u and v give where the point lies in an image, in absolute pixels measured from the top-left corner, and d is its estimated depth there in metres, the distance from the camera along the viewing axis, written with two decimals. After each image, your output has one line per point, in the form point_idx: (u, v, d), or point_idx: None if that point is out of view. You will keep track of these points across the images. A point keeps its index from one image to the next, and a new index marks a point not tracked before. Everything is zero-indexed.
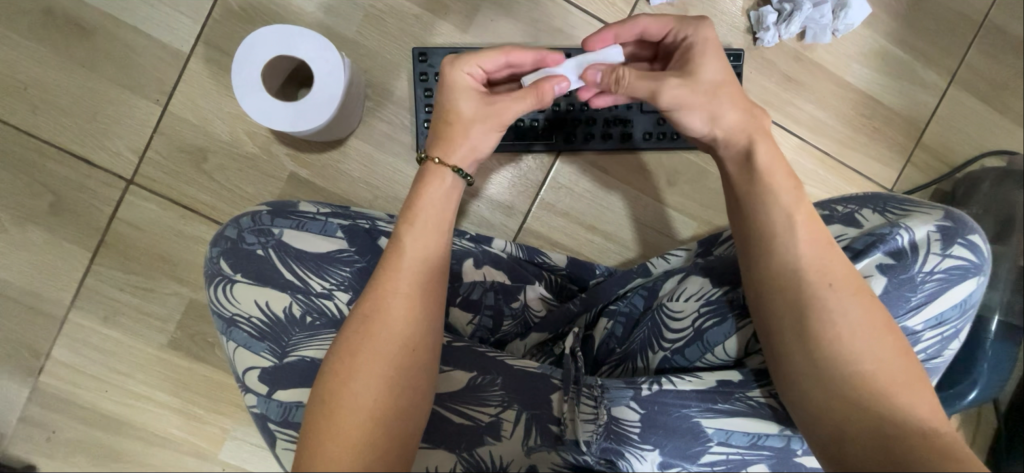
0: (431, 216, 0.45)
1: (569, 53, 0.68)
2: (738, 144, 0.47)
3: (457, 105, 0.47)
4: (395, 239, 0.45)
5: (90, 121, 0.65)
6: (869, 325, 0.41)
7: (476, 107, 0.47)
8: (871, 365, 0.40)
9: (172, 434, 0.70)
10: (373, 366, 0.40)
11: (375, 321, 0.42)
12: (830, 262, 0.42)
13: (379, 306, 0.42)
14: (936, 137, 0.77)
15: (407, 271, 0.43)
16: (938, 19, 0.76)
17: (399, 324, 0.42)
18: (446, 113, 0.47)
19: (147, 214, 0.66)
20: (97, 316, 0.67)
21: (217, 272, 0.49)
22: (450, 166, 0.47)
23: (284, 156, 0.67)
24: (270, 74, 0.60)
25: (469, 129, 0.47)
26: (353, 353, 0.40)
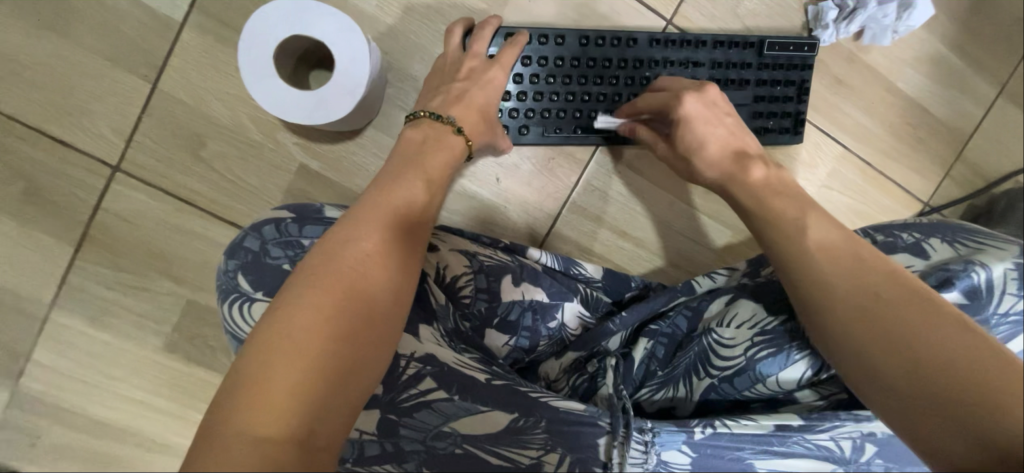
0: (423, 167, 0.48)
1: (634, 37, 0.61)
2: (732, 173, 0.54)
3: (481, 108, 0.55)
4: (386, 184, 0.45)
5: (66, 97, 0.57)
6: (911, 299, 0.39)
7: (489, 101, 0.56)
8: (925, 341, 0.37)
9: (171, 440, 0.65)
10: (338, 280, 0.37)
11: (362, 246, 0.39)
12: (853, 248, 0.43)
13: (374, 241, 0.40)
14: (978, 151, 0.74)
15: (395, 205, 0.43)
16: (996, 24, 0.71)
17: (378, 246, 0.40)
18: (462, 93, 0.54)
19: (136, 205, 0.59)
20: (82, 316, 0.61)
21: (233, 288, 0.43)
22: (468, 140, 0.53)
23: (292, 145, 0.60)
24: (284, 56, 0.52)
25: (484, 116, 0.55)
26: (323, 269, 0.38)
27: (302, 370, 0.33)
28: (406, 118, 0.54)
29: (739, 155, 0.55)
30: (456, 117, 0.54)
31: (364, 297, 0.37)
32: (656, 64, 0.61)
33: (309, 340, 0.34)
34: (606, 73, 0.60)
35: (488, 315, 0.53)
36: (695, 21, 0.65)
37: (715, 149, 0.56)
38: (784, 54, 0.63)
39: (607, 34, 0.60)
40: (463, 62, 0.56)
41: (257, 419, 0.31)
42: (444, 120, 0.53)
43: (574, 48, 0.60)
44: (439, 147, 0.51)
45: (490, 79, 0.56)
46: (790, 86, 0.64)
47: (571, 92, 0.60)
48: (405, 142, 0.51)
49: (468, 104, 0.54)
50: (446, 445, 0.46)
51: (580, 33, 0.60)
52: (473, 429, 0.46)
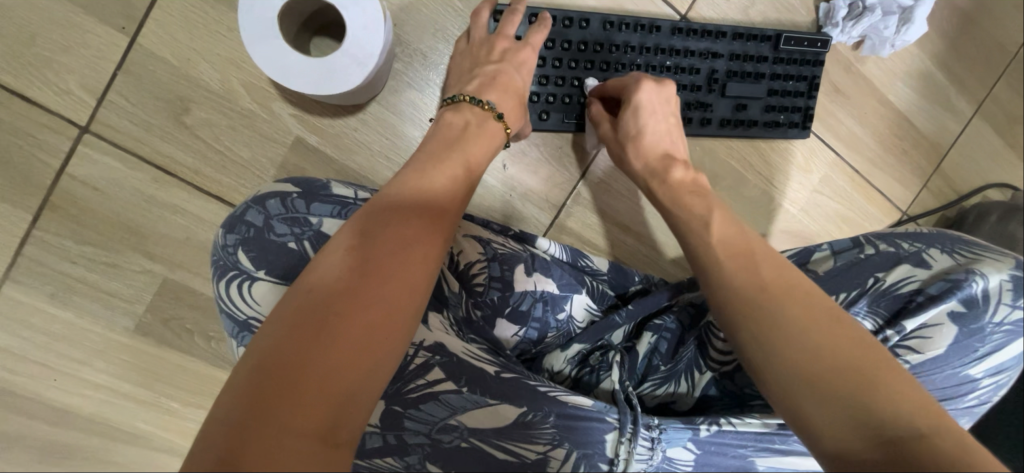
0: (455, 153, 0.46)
1: (658, 25, 0.61)
2: (654, 169, 0.56)
3: (519, 91, 0.55)
4: (419, 168, 0.44)
5: (27, 46, 0.50)
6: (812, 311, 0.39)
7: (524, 82, 0.55)
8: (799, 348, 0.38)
9: (140, 429, 0.61)
10: (354, 260, 0.35)
11: (385, 229, 0.38)
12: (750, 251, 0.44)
13: (383, 223, 0.38)
14: (953, 165, 0.78)
15: (423, 190, 0.42)
16: (978, 44, 0.75)
17: (400, 229, 0.38)
18: (497, 74, 0.53)
19: (108, 173, 0.54)
20: (39, 293, 0.55)
21: (233, 265, 0.40)
22: (504, 126, 0.52)
23: (289, 117, 0.56)
24: (289, 19, 0.49)
25: (518, 100, 0.54)
26: (344, 249, 0.36)
27: (284, 351, 0.30)
28: (445, 102, 0.52)
29: (668, 156, 0.57)
30: (494, 102, 0.52)
31: (361, 276, 0.34)
32: (677, 53, 0.62)
33: (297, 321, 0.32)
34: (627, 60, 0.61)
35: (500, 304, 0.51)
36: (708, 18, 0.65)
37: (649, 142, 0.57)
38: (799, 50, 0.65)
39: (631, 19, 0.60)
40: (493, 42, 0.55)
41: (241, 401, 0.28)
42: (484, 104, 0.52)
43: (598, 33, 0.59)
44: (480, 133, 0.50)
45: (522, 61, 0.55)
46: (802, 80, 0.66)
47: (593, 75, 0.60)
48: (446, 126, 0.49)
49: (504, 86, 0.53)
50: (451, 438, 0.44)
51: (605, 18, 0.59)
52: (480, 422, 0.44)
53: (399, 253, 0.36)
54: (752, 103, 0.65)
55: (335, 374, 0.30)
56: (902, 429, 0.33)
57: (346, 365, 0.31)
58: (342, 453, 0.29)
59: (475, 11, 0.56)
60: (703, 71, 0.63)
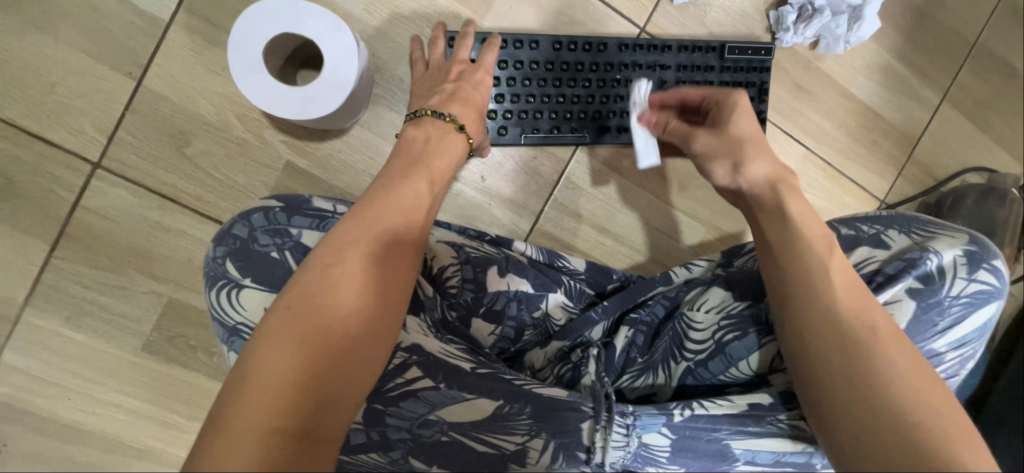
0: (428, 169, 0.49)
1: (605, 42, 0.66)
2: (782, 173, 0.51)
3: (480, 105, 0.58)
4: (396, 182, 0.47)
5: (47, 94, 0.57)
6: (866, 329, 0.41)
7: (483, 98, 0.58)
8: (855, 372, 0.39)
9: (148, 444, 0.64)
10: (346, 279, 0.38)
11: (371, 248, 0.40)
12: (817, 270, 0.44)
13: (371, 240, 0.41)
14: (926, 152, 0.80)
15: (404, 208, 0.45)
16: (935, 36, 0.78)
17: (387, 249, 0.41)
18: (456, 91, 0.57)
19: (117, 203, 0.59)
20: (56, 317, 0.59)
21: (221, 274, 0.44)
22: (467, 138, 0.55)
23: (279, 143, 0.61)
24: (274, 53, 0.54)
25: (479, 115, 0.58)
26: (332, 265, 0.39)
27: (306, 387, 0.34)
28: (406, 117, 0.55)
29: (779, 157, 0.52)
30: (456, 114, 0.55)
31: (366, 310, 0.38)
32: (626, 67, 0.66)
33: (311, 358, 0.34)
34: (578, 76, 0.65)
35: (474, 304, 0.54)
36: (667, 29, 0.70)
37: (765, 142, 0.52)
38: (743, 58, 0.69)
39: (580, 39, 0.65)
40: (449, 66, 0.59)
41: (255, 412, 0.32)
42: (446, 117, 0.54)
43: (549, 52, 0.64)
44: (440, 146, 0.53)
45: (478, 81, 0.59)
46: (752, 86, 0.70)
47: (549, 92, 0.64)
48: (409, 141, 0.52)
49: (464, 101, 0.56)
50: (432, 433, 0.47)
51: (555, 38, 0.64)
52: (459, 416, 0.46)
53: (398, 285, 0.40)
54: None
55: (332, 386, 0.34)
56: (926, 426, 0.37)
57: (342, 378, 0.35)
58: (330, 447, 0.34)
59: (433, 38, 0.60)
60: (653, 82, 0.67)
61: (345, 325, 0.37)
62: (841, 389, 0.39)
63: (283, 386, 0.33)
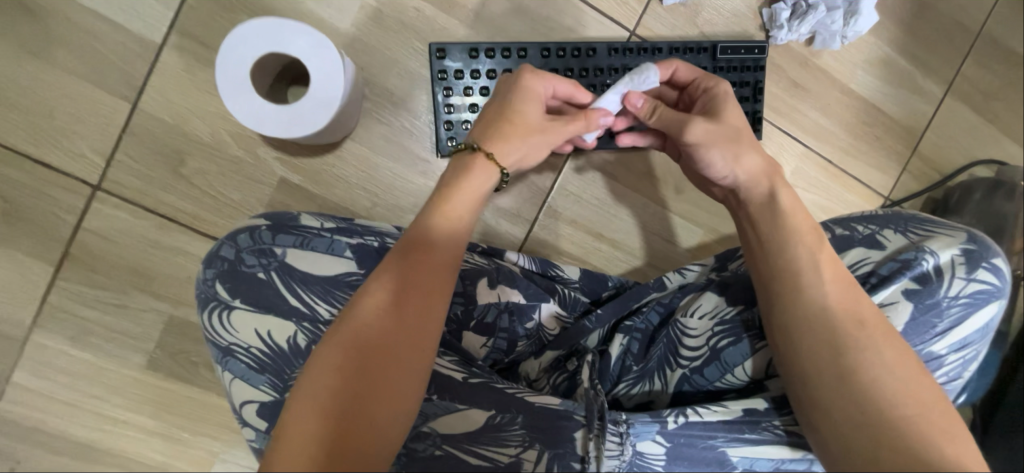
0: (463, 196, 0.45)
1: (594, 47, 0.65)
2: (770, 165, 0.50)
3: (524, 111, 0.48)
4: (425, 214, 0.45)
5: (47, 119, 0.58)
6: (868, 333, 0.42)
7: (522, 110, 0.48)
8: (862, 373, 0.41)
9: (154, 459, 0.65)
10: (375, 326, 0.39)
11: (399, 293, 0.40)
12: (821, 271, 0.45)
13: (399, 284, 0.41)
14: (932, 146, 0.78)
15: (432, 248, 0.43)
16: (938, 27, 0.76)
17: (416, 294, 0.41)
18: (486, 111, 0.49)
19: (117, 224, 0.60)
20: (62, 336, 0.61)
21: (213, 296, 0.47)
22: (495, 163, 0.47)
23: (272, 160, 0.62)
24: (262, 72, 0.55)
25: (517, 126, 0.48)
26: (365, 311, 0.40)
27: (337, 436, 0.35)
28: None
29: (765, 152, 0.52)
30: (475, 138, 0.47)
31: (398, 336, 0.39)
32: (616, 71, 0.66)
33: (343, 404, 0.36)
34: (568, 82, 0.65)
35: (464, 318, 0.54)
36: (658, 31, 0.69)
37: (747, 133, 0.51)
38: (737, 58, 0.68)
39: (568, 45, 0.65)
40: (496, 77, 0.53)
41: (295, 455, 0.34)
42: (466, 145, 0.47)
43: (538, 60, 0.64)
44: (463, 174, 0.46)
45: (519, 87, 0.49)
46: (746, 86, 0.69)
47: None
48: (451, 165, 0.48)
49: (493, 120, 0.48)
50: (425, 447, 0.47)
51: (543, 46, 0.64)
52: (451, 428, 0.47)
53: (428, 308, 0.41)
54: None
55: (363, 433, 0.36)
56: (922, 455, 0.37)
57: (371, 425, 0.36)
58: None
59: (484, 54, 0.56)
60: None
61: (377, 374, 0.38)
62: (835, 408, 0.40)
63: (329, 410, 0.36)
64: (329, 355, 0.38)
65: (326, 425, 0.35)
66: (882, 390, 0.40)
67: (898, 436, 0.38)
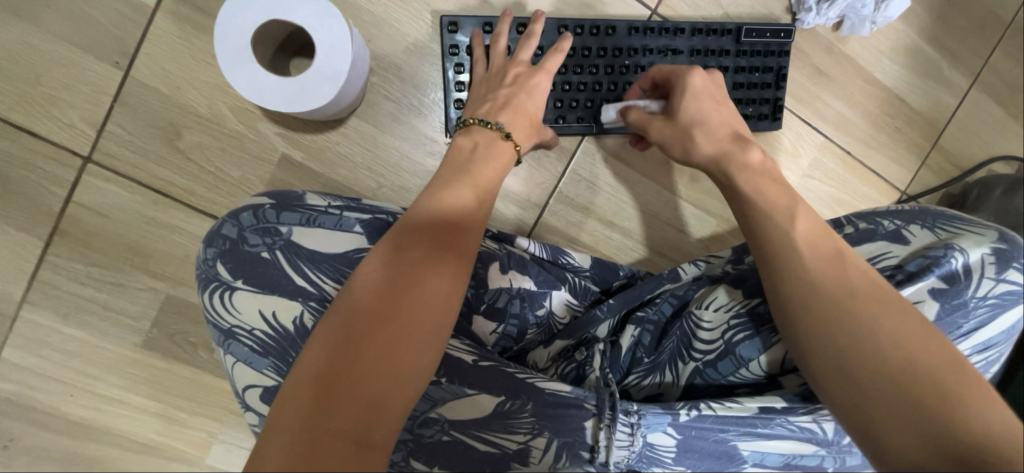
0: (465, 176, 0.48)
1: (613, 26, 0.62)
2: (729, 151, 0.54)
3: (533, 107, 0.57)
4: (430, 193, 0.45)
5: (33, 85, 0.55)
6: (880, 298, 0.42)
7: (537, 106, 0.57)
8: (884, 341, 0.39)
9: (152, 439, 0.64)
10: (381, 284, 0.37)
11: (407, 255, 0.39)
12: (823, 244, 0.45)
13: (405, 247, 0.40)
14: (953, 140, 0.76)
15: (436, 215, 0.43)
16: (969, 16, 0.73)
17: (422, 253, 0.40)
18: (510, 99, 0.55)
19: (110, 198, 0.57)
20: (55, 314, 0.59)
21: (213, 277, 0.44)
22: (517, 147, 0.54)
23: (273, 135, 0.59)
24: (263, 42, 0.52)
25: (530, 122, 0.56)
26: (372, 274, 0.38)
27: (345, 392, 0.32)
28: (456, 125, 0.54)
29: (737, 137, 0.56)
30: (504, 123, 0.54)
31: (405, 291, 0.37)
32: (636, 52, 0.62)
33: (349, 360, 0.33)
34: (585, 62, 0.62)
35: (475, 301, 0.52)
36: (680, 10, 0.66)
37: (714, 123, 0.56)
38: (762, 41, 0.65)
39: (587, 23, 0.61)
40: (509, 68, 0.57)
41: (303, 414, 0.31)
42: (493, 126, 0.53)
43: (554, 38, 0.61)
44: (489, 156, 0.51)
45: (535, 85, 0.57)
46: (769, 72, 0.66)
47: (555, 80, 0.61)
48: (456, 149, 0.51)
49: (516, 109, 0.55)
50: (433, 433, 0.46)
51: (560, 22, 0.61)
52: (459, 414, 0.46)
53: (437, 264, 0.39)
54: None
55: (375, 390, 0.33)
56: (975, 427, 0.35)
57: (384, 383, 0.33)
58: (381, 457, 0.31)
59: (496, 34, 0.58)
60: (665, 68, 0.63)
61: (383, 329, 0.35)
62: (877, 392, 0.39)
63: (335, 366, 0.33)
64: (337, 317, 0.36)
65: (332, 381, 0.32)
66: (908, 356, 0.39)
67: (932, 401, 0.37)
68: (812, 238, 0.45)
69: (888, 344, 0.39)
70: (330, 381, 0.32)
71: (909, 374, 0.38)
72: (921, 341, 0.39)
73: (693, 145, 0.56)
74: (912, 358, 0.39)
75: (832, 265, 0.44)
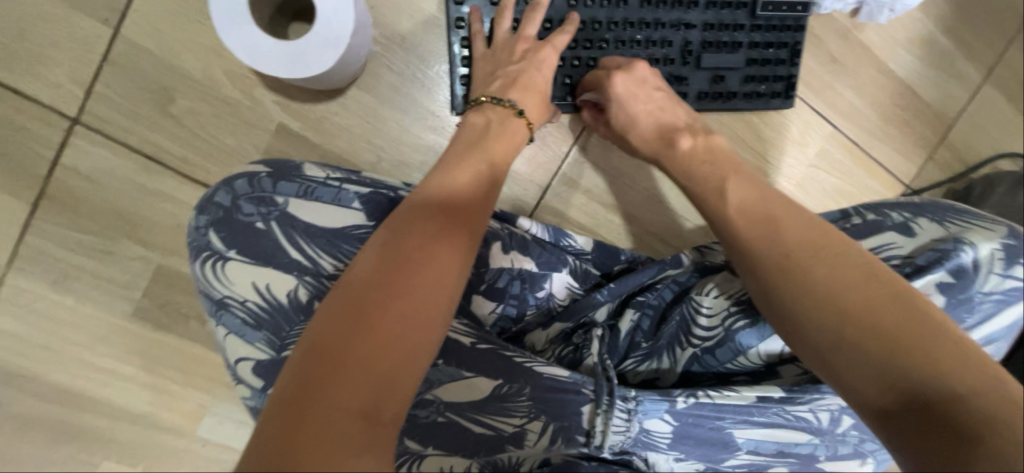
0: (474, 155, 0.47)
1: None
2: (660, 148, 0.56)
3: (543, 83, 0.55)
4: (436, 173, 0.45)
5: (16, 41, 0.52)
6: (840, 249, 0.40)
7: (546, 80, 0.55)
8: (843, 291, 0.37)
9: (142, 409, 0.63)
10: (379, 257, 0.37)
11: (406, 230, 0.38)
12: (770, 203, 0.45)
13: (408, 221, 0.39)
14: (961, 135, 0.75)
15: (439, 191, 0.42)
16: (987, 7, 0.71)
17: (423, 226, 0.39)
18: (519, 75, 0.53)
19: (99, 163, 0.55)
20: (43, 280, 0.57)
21: (206, 246, 0.43)
22: (526, 122, 0.53)
23: (270, 103, 0.57)
24: (260, 3, 0.49)
25: (541, 98, 0.55)
26: (374, 248, 0.38)
27: (341, 362, 0.31)
28: (467, 105, 0.53)
29: (664, 130, 0.57)
30: (516, 100, 0.52)
31: (403, 263, 0.36)
32: (647, 26, 0.60)
33: (346, 331, 0.32)
34: (595, 36, 0.60)
35: (475, 281, 0.52)
36: None
37: (645, 123, 0.57)
38: (777, 16, 0.63)
39: None
40: (515, 44, 0.55)
41: (303, 383, 0.30)
42: (505, 103, 0.52)
43: (564, 9, 0.59)
44: (502, 131, 0.50)
45: (543, 60, 0.55)
46: (784, 47, 0.64)
47: (564, 55, 0.59)
48: (469, 127, 0.50)
49: (526, 85, 0.53)
50: (428, 413, 0.45)
51: None
52: (456, 396, 0.46)
53: (436, 237, 0.38)
54: (730, 75, 0.63)
55: (374, 362, 0.32)
56: (980, 408, 0.32)
57: (383, 356, 0.32)
58: (383, 429, 0.30)
59: (501, 7, 0.56)
60: (676, 44, 0.62)
61: (384, 300, 0.34)
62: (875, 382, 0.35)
63: (333, 335, 0.32)
64: (337, 293, 0.35)
65: (329, 351, 0.31)
66: (890, 324, 0.36)
67: (913, 368, 0.34)
68: (776, 201, 0.45)
69: (879, 324, 0.36)
70: (335, 354, 0.31)
71: (890, 342, 0.35)
72: (876, 287, 0.37)
73: (635, 148, 0.59)
74: (877, 311, 0.36)
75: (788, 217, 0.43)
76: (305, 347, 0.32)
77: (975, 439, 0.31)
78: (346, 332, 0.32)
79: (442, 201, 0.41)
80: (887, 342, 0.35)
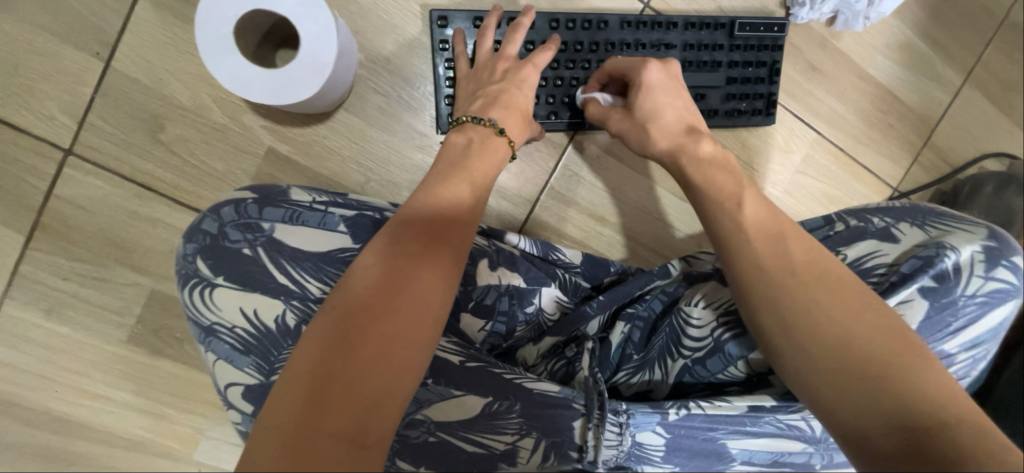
0: (459, 174, 0.48)
1: (606, 20, 0.61)
2: (683, 145, 0.55)
3: (523, 102, 0.56)
4: (421, 193, 0.45)
5: (10, 76, 0.53)
6: (813, 270, 0.41)
7: (527, 99, 0.56)
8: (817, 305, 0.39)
9: (137, 435, 0.63)
10: (367, 279, 0.37)
11: (393, 251, 0.39)
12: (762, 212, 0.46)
13: (395, 243, 0.40)
14: (945, 137, 0.76)
15: (424, 211, 0.43)
16: (962, 12, 0.73)
17: (410, 247, 0.39)
18: (500, 94, 0.54)
19: (92, 192, 0.56)
20: (37, 309, 0.57)
21: (193, 273, 0.44)
22: (507, 141, 0.53)
23: (259, 128, 0.58)
24: (246, 33, 0.51)
25: (522, 116, 0.56)
26: (360, 270, 0.38)
27: (333, 387, 0.31)
28: (450, 124, 0.54)
29: (691, 130, 0.55)
30: (496, 119, 0.53)
31: (391, 285, 0.37)
32: (628, 46, 0.62)
33: (336, 355, 0.33)
34: (577, 57, 0.61)
35: (463, 299, 0.52)
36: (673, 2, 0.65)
37: (669, 117, 0.56)
38: (754, 35, 0.65)
39: (578, 17, 0.61)
40: (495, 64, 0.56)
41: (294, 409, 0.31)
42: (485, 122, 0.52)
43: (546, 32, 0.60)
44: (484, 149, 0.51)
45: (523, 79, 0.56)
46: (763, 66, 0.66)
47: (546, 76, 0.61)
48: (450, 147, 0.51)
49: (507, 104, 0.54)
50: (419, 434, 0.46)
51: (552, 17, 0.60)
52: (446, 415, 0.46)
53: (423, 258, 0.39)
54: (711, 92, 0.64)
55: (364, 385, 0.32)
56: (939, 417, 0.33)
57: (373, 379, 0.32)
58: (374, 452, 0.31)
59: (483, 29, 0.57)
60: None
61: (373, 323, 0.34)
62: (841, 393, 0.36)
63: (323, 360, 0.32)
64: (325, 316, 0.35)
65: (319, 377, 0.32)
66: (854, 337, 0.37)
67: (875, 378, 0.36)
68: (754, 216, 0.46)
69: (847, 337, 0.38)
70: (326, 378, 0.32)
71: (854, 355, 0.37)
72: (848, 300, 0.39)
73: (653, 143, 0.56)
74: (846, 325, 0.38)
75: (763, 236, 0.44)
76: (296, 372, 0.32)
77: (930, 447, 0.32)
78: (336, 357, 0.33)
79: (428, 221, 0.42)
80: (853, 356, 0.37)
